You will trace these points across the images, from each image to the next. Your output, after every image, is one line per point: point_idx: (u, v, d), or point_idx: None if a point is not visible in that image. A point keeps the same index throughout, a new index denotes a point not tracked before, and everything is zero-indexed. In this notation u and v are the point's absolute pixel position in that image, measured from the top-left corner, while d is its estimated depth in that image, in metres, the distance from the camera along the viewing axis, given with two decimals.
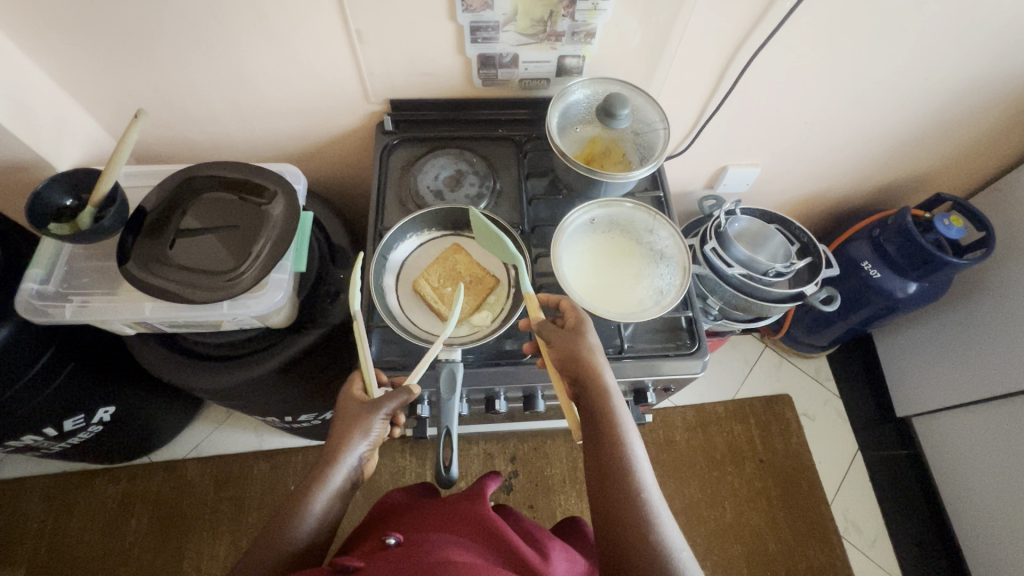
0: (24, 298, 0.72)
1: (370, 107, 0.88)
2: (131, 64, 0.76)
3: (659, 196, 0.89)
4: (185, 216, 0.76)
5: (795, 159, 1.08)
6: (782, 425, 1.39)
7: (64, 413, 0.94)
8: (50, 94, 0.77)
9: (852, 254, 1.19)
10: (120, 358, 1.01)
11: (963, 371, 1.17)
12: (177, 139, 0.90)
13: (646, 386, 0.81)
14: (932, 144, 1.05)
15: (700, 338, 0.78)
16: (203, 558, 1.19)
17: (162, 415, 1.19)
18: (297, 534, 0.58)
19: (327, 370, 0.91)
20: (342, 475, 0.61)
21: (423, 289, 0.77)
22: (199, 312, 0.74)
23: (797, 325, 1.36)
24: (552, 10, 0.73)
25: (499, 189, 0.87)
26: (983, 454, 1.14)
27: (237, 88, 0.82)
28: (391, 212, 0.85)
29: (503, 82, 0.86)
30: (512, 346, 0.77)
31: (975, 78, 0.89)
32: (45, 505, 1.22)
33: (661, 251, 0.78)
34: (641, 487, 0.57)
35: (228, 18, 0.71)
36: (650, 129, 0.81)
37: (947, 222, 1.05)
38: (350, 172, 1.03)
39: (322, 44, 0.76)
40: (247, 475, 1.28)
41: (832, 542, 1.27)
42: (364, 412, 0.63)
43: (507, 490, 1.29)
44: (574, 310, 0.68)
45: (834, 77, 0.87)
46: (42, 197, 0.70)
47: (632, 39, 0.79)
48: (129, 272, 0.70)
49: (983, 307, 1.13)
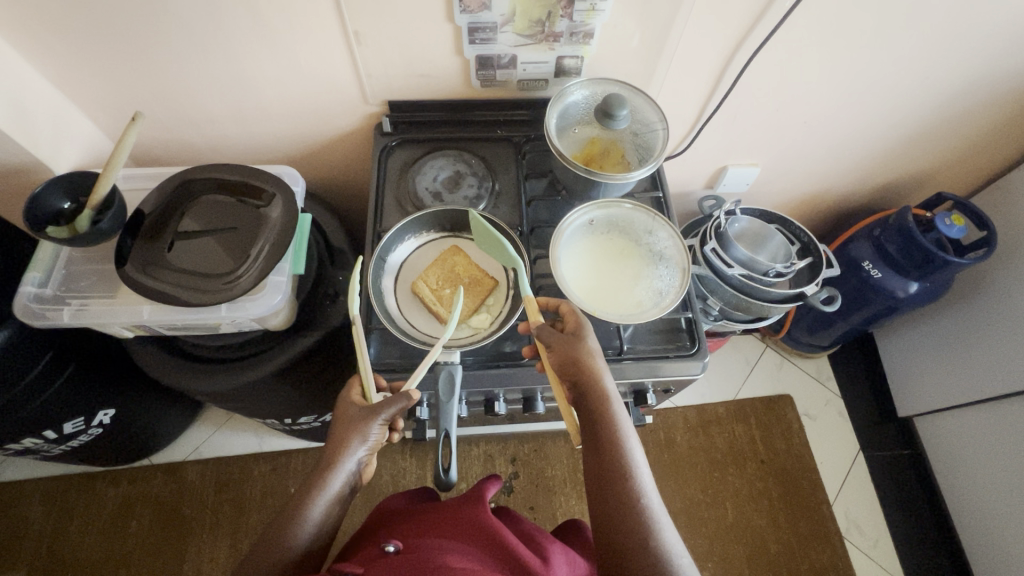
0: (22, 301, 0.72)
1: (368, 108, 0.87)
2: (130, 67, 0.76)
3: (659, 196, 0.89)
4: (185, 219, 0.76)
5: (796, 159, 1.08)
6: (783, 425, 1.39)
7: (63, 417, 0.94)
8: (48, 97, 0.77)
9: (852, 254, 1.19)
10: (120, 361, 1.00)
11: (965, 370, 1.17)
12: (176, 142, 0.90)
13: (647, 388, 0.81)
14: (932, 143, 1.05)
15: (701, 339, 0.78)
16: (203, 560, 1.19)
17: (162, 416, 1.18)
18: (296, 540, 0.58)
19: (326, 371, 0.91)
20: (340, 480, 0.61)
21: (422, 291, 0.76)
22: (197, 314, 0.73)
23: (798, 325, 1.36)
24: (550, 10, 0.72)
25: (497, 190, 0.87)
26: (985, 455, 1.14)
27: (234, 90, 0.82)
28: (389, 213, 0.85)
29: (502, 83, 0.85)
30: (511, 348, 0.77)
31: (977, 76, 0.88)
32: (45, 508, 1.22)
33: (661, 251, 0.78)
34: (640, 492, 0.57)
35: (225, 20, 0.71)
36: (649, 129, 0.80)
37: (948, 222, 1.04)
38: (348, 174, 1.03)
39: (321, 46, 0.76)
40: (247, 476, 1.28)
41: (834, 542, 1.26)
42: (363, 417, 0.63)
43: (507, 492, 1.28)
44: (574, 314, 0.67)
45: (833, 77, 0.87)
46: (40, 200, 0.70)
47: (630, 40, 0.78)
48: (127, 274, 0.69)
49: (985, 306, 1.13)
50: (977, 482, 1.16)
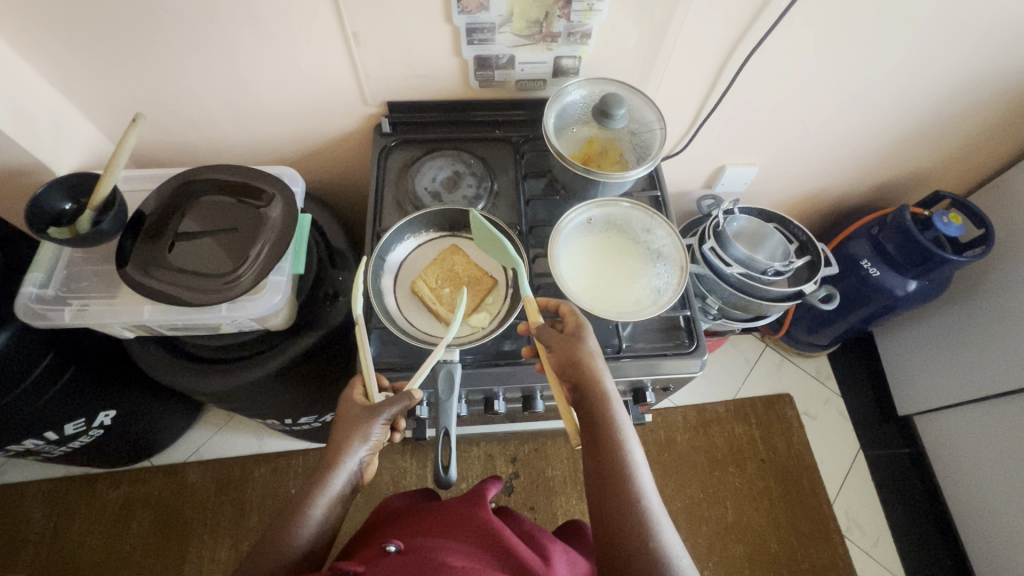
0: (24, 302, 0.73)
1: (367, 109, 0.88)
2: (131, 69, 0.76)
3: (656, 195, 0.89)
4: (185, 219, 0.76)
5: (794, 158, 1.08)
6: (783, 424, 1.39)
7: (63, 418, 0.94)
8: (49, 99, 0.77)
9: (851, 252, 1.19)
10: (120, 363, 1.01)
11: (964, 368, 1.17)
12: (176, 144, 0.91)
13: (646, 387, 0.81)
14: (929, 142, 1.05)
15: (699, 337, 0.78)
16: (203, 562, 1.19)
17: (163, 417, 1.18)
18: (297, 539, 0.58)
19: (327, 371, 0.91)
20: (342, 480, 0.61)
21: (421, 290, 0.77)
22: (197, 314, 0.74)
23: (798, 324, 1.36)
24: (547, 11, 0.73)
25: (496, 190, 0.87)
26: (985, 454, 1.14)
27: (234, 91, 0.82)
28: (389, 213, 0.85)
29: (501, 84, 0.86)
30: (511, 346, 0.77)
31: (972, 75, 0.89)
32: (46, 511, 1.23)
33: (659, 250, 0.78)
34: (640, 493, 0.57)
35: (224, 22, 0.71)
36: (646, 129, 0.81)
37: (946, 220, 1.04)
38: (347, 175, 1.03)
39: (320, 49, 0.76)
40: (248, 477, 1.28)
41: (834, 542, 1.26)
42: (365, 416, 0.63)
43: (508, 492, 1.28)
44: (574, 314, 0.67)
45: (830, 77, 0.87)
46: (41, 202, 0.71)
47: (628, 39, 0.79)
48: (128, 275, 0.70)
49: (984, 304, 1.13)
50: (978, 479, 1.16)
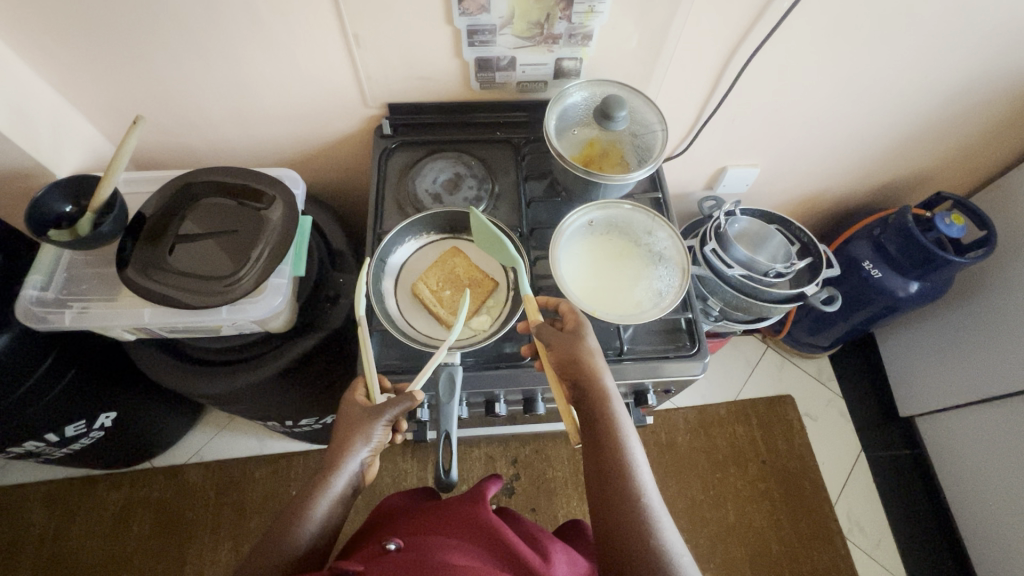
0: (24, 305, 0.73)
1: (369, 111, 0.88)
2: (131, 71, 0.76)
3: (659, 197, 0.89)
4: (185, 221, 0.76)
5: (796, 159, 1.08)
6: (784, 426, 1.39)
7: (62, 421, 0.94)
8: (49, 101, 0.77)
9: (852, 253, 1.18)
10: (121, 365, 1.01)
11: (966, 369, 1.17)
12: (177, 146, 0.91)
13: (647, 389, 0.81)
14: (931, 143, 1.05)
15: (700, 340, 0.78)
16: (203, 563, 1.19)
17: (163, 418, 1.18)
18: (298, 539, 0.58)
19: (327, 374, 0.91)
20: (343, 481, 0.61)
21: (422, 293, 0.77)
22: (197, 317, 0.73)
23: (799, 325, 1.36)
24: (548, 13, 0.73)
25: (497, 192, 0.87)
26: (986, 455, 1.13)
27: (235, 93, 0.82)
28: (389, 215, 0.85)
29: (502, 85, 0.86)
30: (511, 348, 0.77)
31: (974, 76, 0.89)
32: (46, 512, 1.23)
33: (660, 252, 0.78)
34: (641, 492, 0.56)
35: (224, 23, 0.71)
36: (648, 130, 0.81)
37: (948, 221, 1.04)
38: (347, 177, 1.03)
39: (320, 50, 0.76)
40: (249, 478, 1.28)
41: (836, 544, 1.26)
42: (367, 417, 0.63)
43: (509, 494, 1.28)
44: (573, 314, 0.67)
45: (833, 78, 0.87)
46: (41, 204, 0.70)
47: (629, 41, 0.79)
48: (128, 277, 0.70)
49: (986, 305, 1.12)
50: (979, 480, 1.16)
